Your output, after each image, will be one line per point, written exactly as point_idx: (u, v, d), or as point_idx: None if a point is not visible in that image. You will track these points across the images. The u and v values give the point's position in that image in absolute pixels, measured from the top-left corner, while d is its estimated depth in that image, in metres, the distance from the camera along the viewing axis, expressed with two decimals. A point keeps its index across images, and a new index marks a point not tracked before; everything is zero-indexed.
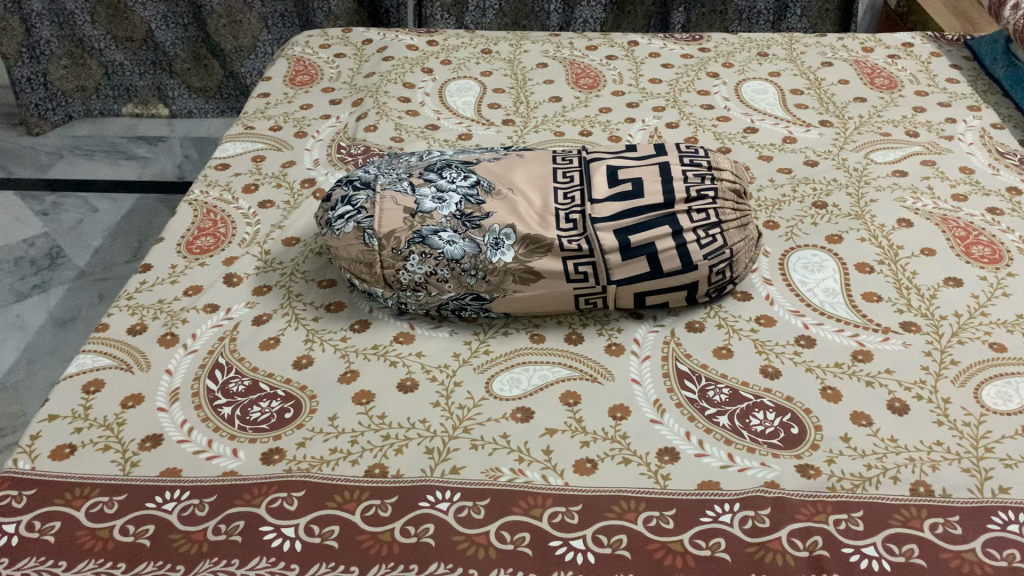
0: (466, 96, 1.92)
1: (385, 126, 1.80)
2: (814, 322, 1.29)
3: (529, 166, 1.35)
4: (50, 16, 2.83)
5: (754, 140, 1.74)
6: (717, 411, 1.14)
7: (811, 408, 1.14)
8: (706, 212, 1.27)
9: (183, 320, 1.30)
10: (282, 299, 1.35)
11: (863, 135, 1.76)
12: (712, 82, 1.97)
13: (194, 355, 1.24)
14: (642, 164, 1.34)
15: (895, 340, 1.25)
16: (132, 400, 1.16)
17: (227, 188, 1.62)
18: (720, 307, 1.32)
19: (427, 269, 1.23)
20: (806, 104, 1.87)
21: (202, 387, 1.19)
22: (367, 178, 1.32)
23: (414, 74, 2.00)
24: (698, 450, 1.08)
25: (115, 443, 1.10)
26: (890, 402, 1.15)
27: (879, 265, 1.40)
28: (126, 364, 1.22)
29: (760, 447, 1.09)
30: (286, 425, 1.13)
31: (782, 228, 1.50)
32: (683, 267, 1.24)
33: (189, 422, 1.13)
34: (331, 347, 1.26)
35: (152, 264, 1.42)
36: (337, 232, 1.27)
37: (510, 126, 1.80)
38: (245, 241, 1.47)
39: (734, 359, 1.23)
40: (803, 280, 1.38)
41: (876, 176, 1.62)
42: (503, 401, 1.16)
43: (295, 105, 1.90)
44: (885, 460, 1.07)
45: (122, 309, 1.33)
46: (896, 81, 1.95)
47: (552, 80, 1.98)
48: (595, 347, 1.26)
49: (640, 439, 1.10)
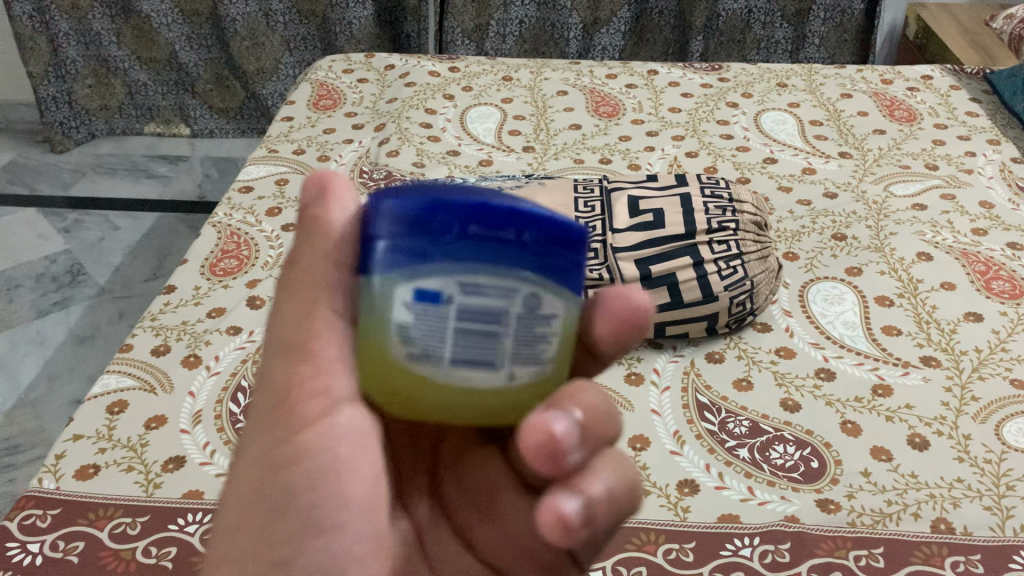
0: (487, 122, 1.94)
1: (407, 151, 1.82)
2: (833, 355, 1.29)
3: (551, 195, 1.37)
4: (77, 36, 2.88)
5: (773, 171, 1.75)
6: (737, 443, 1.14)
7: (831, 442, 1.14)
8: (728, 243, 1.28)
9: (207, 342, 1.32)
10: None
11: (883, 168, 1.76)
12: (732, 111, 1.98)
13: (216, 377, 1.25)
14: (664, 195, 1.35)
15: (915, 374, 1.25)
16: (155, 422, 1.17)
17: (250, 211, 1.64)
18: (740, 338, 1.33)
19: None
20: (826, 135, 1.88)
21: (225, 409, 1.20)
22: None
23: (436, 101, 2.02)
24: (718, 483, 1.09)
25: (139, 464, 1.11)
26: (910, 437, 1.15)
27: (899, 299, 1.40)
28: (150, 386, 1.24)
29: (780, 481, 1.09)
30: None
31: (801, 260, 1.50)
32: (705, 298, 1.24)
33: (212, 444, 1.14)
34: None
35: (177, 286, 1.44)
36: None
37: (531, 152, 1.82)
38: (268, 263, 1.49)
39: (754, 391, 1.23)
40: (823, 311, 1.38)
41: (896, 209, 1.63)
42: None
43: (318, 129, 1.92)
44: (906, 496, 1.06)
45: (146, 330, 1.35)
46: (915, 114, 1.97)
47: (572, 108, 2.00)
48: (615, 376, 1.26)
49: (660, 470, 1.10)
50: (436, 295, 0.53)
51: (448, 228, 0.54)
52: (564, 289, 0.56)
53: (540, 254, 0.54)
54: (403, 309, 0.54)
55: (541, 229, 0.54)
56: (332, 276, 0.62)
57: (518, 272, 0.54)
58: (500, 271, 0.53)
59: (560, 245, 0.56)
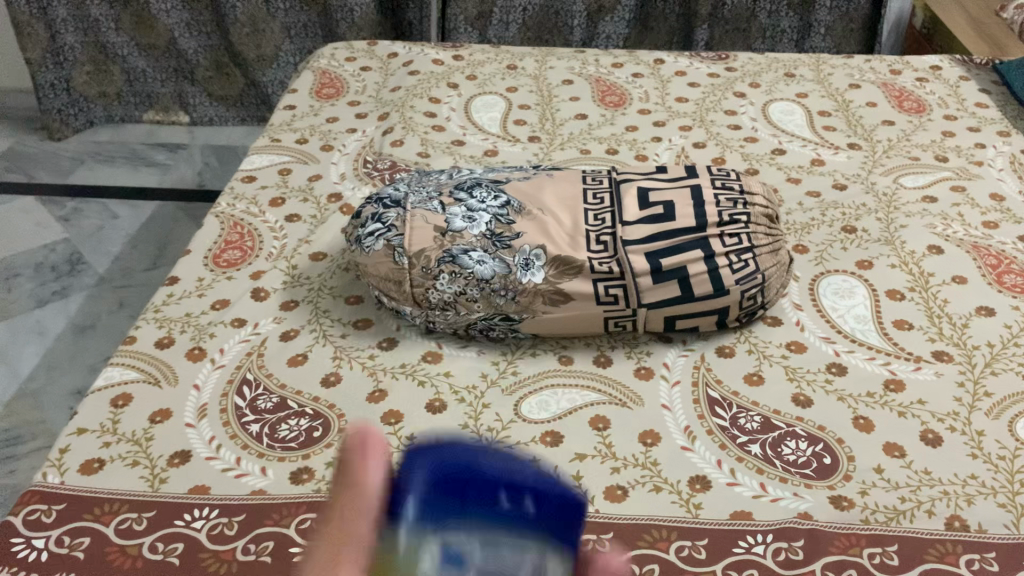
0: (491, 112, 1.92)
1: (411, 141, 1.80)
2: (845, 349, 1.28)
3: (561, 187, 1.35)
4: (74, 22, 2.84)
5: (782, 163, 1.74)
6: (749, 439, 1.13)
7: (844, 438, 1.13)
8: (739, 236, 1.26)
9: (211, 335, 1.30)
10: (310, 316, 1.34)
11: (892, 160, 1.75)
12: (739, 102, 1.96)
13: (222, 370, 1.24)
14: (674, 187, 1.33)
15: (927, 370, 1.24)
16: (160, 416, 1.16)
17: (254, 201, 1.62)
18: (751, 332, 1.31)
19: (457, 289, 1.23)
20: (834, 126, 1.86)
21: (230, 403, 1.18)
22: (397, 196, 1.32)
23: (440, 89, 2.00)
24: (730, 479, 1.07)
25: (144, 458, 1.10)
26: (923, 433, 1.14)
27: (910, 292, 1.39)
28: (155, 378, 1.22)
29: (792, 477, 1.08)
30: (315, 444, 1.11)
31: (811, 253, 1.49)
32: (716, 292, 1.23)
33: (218, 438, 1.13)
34: (358, 364, 1.24)
35: (180, 277, 1.42)
36: (366, 250, 1.27)
37: (536, 143, 1.80)
38: (272, 255, 1.47)
39: (765, 386, 1.21)
40: (834, 305, 1.37)
41: (906, 201, 1.61)
42: (532, 424, 1.15)
43: (322, 117, 1.90)
44: (920, 493, 1.05)
45: (149, 322, 1.33)
46: (925, 105, 1.95)
47: (577, 97, 1.98)
48: (624, 371, 1.24)
49: (672, 466, 1.09)
50: (456, 555, 0.70)
51: (469, 491, 0.75)
52: (557, 543, 0.75)
53: (534, 519, 0.74)
54: (429, 560, 0.69)
55: (533, 499, 0.75)
56: (362, 527, 0.71)
57: (520, 527, 0.73)
58: (508, 524, 0.73)
59: (552, 506, 0.76)
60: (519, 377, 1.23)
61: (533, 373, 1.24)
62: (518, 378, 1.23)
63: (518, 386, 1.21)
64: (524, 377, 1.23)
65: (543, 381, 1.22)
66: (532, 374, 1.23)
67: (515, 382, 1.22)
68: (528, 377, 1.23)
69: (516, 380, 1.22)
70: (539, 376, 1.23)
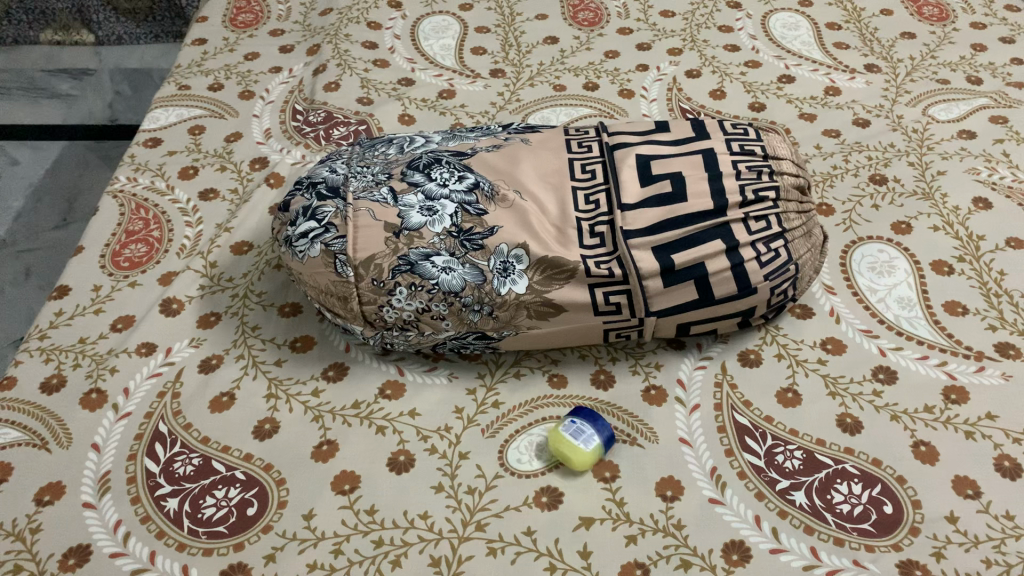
0: (443, 38, 1.61)
1: (349, 83, 1.49)
2: (891, 346, 1.06)
3: (539, 157, 1.07)
4: None
5: (792, 93, 1.47)
6: (791, 484, 0.92)
7: (904, 475, 0.92)
8: (767, 218, 1.01)
9: (112, 369, 1.03)
10: (235, 334, 1.08)
11: (918, 84, 1.48)
12: (734, 14, 1.67)
13: (128, 420, 0.98)
14: (683, 152, 1.06)
15: (993, 371, 1.03)
16: (49, 494, 0.91)
17: (160, 173, 1.32)
18: (777, 330, 1.09)
19: (418, 305, 0.97)
20: (847, 43, 1.59)
21: (140, 469, 0.93)
22: (335, 181, 1.03)
23: (380, 11, 1.68)
24: (774, 543, 0.87)
25: (29, 562, 0.86)
26: (997, 461, 0.94)
27: (959, 263, 1.16)
28: (40, 439, 0.96)
29: (849, 537, 0.87)
30: (250, 527, 0.88)
31: (837, 214, 1.25)
32: (740, 292, 0.99)
33: (126, 523, 0.88)
34: (300, 405, 0.99)
35: (70, 287, 1.14)
36: (300, 256, 0.99)
37: (501, 78, 1.51)
38: (186, 249, 1.20)
39: (803, 406, 0.99)
40: (871, 286, 1.14)
41: (940, 139, 1.36)
42: (523, 480, 0.92)
43: (239, 54, 1.57)
44: (1007, 552, 0.86)
45: (33, 355, 1.06)
46: (947, 10, 1.67)
47: (545, 15, 1.67)
48: (629, 393, 1.02)
49: (699, 530, 0.88)
50: None
51: None
52: None
53: None
54: None
55: None
56: None
57: None
58: None
59: None
60: (589, 449, 0.91)
61: (594, 428, 0.93)
62: (584, 451, 0.91)
63: (570, 463, 0.92)
64: (596, 455, 0.92)
65: (568, 426, 0.93)
66: (590, 430, 0.93)
67: (579, 465, 0.91)
68: (582, 431, 0.92)
69: (579, 454, 0.91)
70: (576, 422, 0.94)
